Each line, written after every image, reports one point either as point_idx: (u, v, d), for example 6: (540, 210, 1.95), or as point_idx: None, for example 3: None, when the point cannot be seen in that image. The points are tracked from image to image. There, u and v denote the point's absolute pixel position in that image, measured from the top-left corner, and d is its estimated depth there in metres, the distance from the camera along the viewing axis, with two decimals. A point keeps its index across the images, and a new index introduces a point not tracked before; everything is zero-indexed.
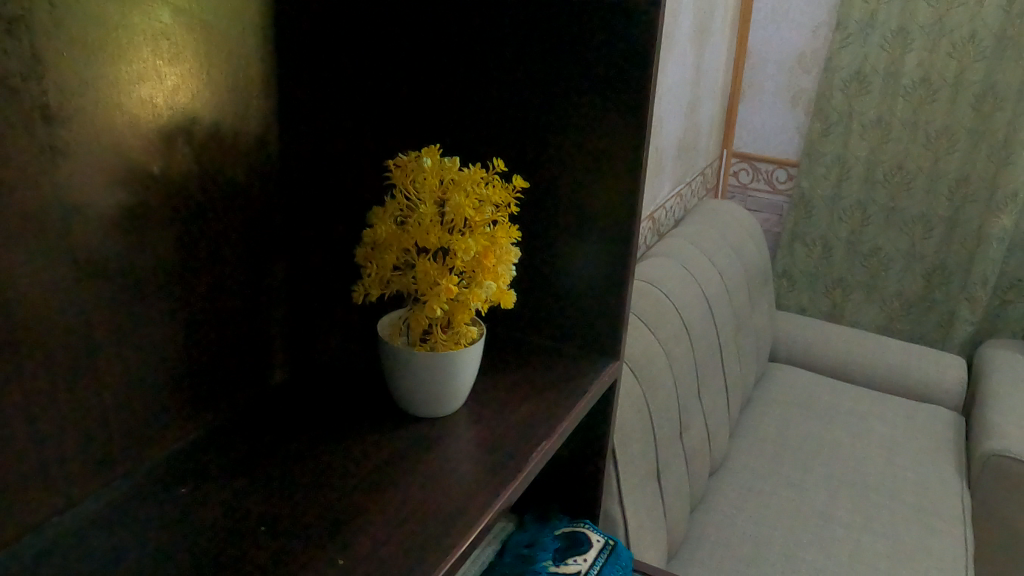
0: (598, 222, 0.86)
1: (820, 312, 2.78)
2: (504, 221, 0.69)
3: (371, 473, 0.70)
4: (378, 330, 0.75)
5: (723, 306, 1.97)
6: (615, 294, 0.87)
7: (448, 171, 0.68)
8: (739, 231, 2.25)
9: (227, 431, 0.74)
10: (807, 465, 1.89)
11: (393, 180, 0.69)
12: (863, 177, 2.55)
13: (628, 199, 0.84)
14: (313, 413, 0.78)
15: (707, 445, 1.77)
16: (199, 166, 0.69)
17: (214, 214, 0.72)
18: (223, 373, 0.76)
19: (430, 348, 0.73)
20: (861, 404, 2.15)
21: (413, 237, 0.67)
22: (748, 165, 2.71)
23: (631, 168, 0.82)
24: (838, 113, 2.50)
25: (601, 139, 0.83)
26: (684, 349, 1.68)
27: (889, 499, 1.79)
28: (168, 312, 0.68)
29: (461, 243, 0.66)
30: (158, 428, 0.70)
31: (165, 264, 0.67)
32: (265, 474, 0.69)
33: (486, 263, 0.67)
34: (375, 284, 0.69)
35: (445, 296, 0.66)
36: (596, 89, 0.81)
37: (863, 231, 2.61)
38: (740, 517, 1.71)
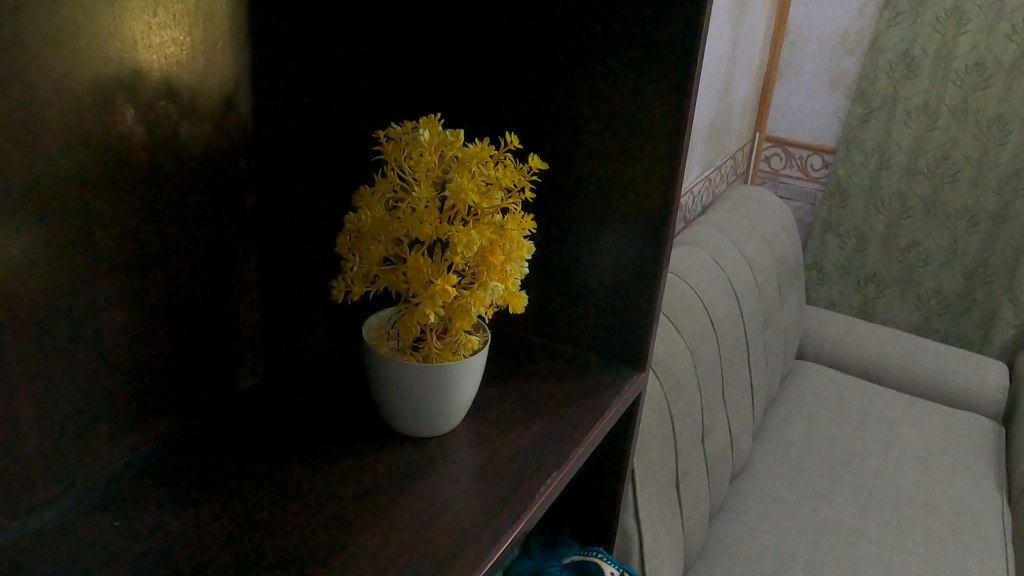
0: (626, 212, 0.74)
1: (851, 308, 2.64)
2: (516, 209, 0.58)
3: (346, 500, 0.59)
4: (362, 333, 0.64)
5: (753, 300, 1.85)
6: (643, 298, 0.75)
7: (451, 147, 0.56)
8: (771, 220, 2.12)
9: (186, 444, 0.64)
10: (835, 473, 1.77)
11: (384, 155, 0.57)
12: (905, 167, 2.41)
13: (663, 188, 0.72)
14: (286, 423, 0.67)
15: (729, 448, 1.65)
16: (147, 131, 0.58)
17: (168, 185, 0.61)
18: (181, 374, 0.66)
19: (424, 358, 0.61)
20: (894, 409, 2.02)
21: (405, 225, 0.55)
22: (781, 150, 2.56)
23: (668, 151, 0.71)
24: (882, 97, 2.35)
25: (634, 117, 0.71)
26: (710, 346, 1.57)
27: (923, 515, 1.68)
28: (110, 303, 0.58)
29: (462, 235, 0.54)
30: (97, 442, 0.59)
31: (103, 245, 0.56)
32: (221, 496, 0.58)
33: (492, 260, 0.55)
34: (358, 282, 0.57)
35: (441, 299, 0.55)
36: (632, 58, 0.69)
37: (902, 224, 2.47)
38: (763, 528, 1.60)
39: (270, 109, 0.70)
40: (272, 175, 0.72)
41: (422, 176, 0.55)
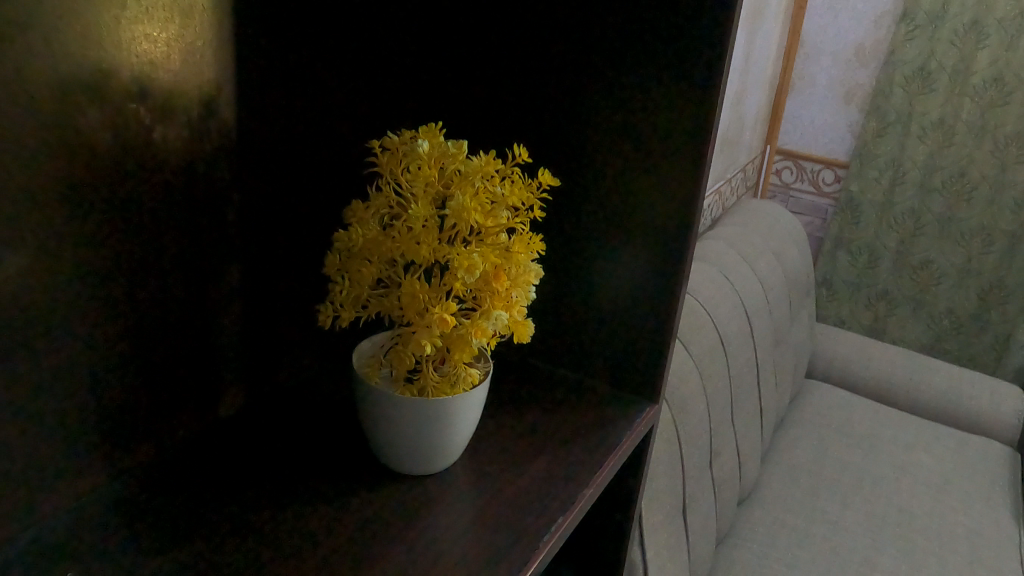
0: (640, 232, 0.70)
1: (861, 326, 2.58)
2: (524, 229, 0.52)
3: (328, 542, 0.54)
4: (353, 361, 0.59)
5: (763, 318, 1.79)
6: (658, 323, 0.70)
7: (453, 160, 0.51)
8: (782, 236, 2.06)
9: (156, 479, 0.59)
10: (847, 499, 1.71)
11: (379, 167, 0.52)
12: (919, 183, 2.35)
13: (682, 207, 0.67)
14: (267, 457, 0.63)
15: (737, 472, 1.59)
16: (116, 135, 0.53)
17: (140, 196, 0.56)
18: (154, 401, 0.61)
19: (419, 390, 0.56)
20: (906, 432, 1.96)
21: (400, 246, 0.50)
22: (792, 164, 2.51)
23: (688, 168, 0.66)
24: (897, 111, 2.30)
25: (652, 131, 0.67)
26: (719, 366, 1.51)
27: (938, 545, 1.62)
28: (70, 321, 0.53)
29: (463, 259, 0.49)
30: (59, 476, 0.55)
31: (61, 258, 0.51)
32: (191, 535, 0.54)
33: (495, 286, 0.50)
34: (348, 307, 0.52)
35: (438, 329, 0.50)
36: (651, 70, 0.65)
37: (915, 241, 2.41)
38: (772, 556, 1.54)
39: (261, 118, 0.65)
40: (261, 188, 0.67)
41: (421, 192, 0.50)
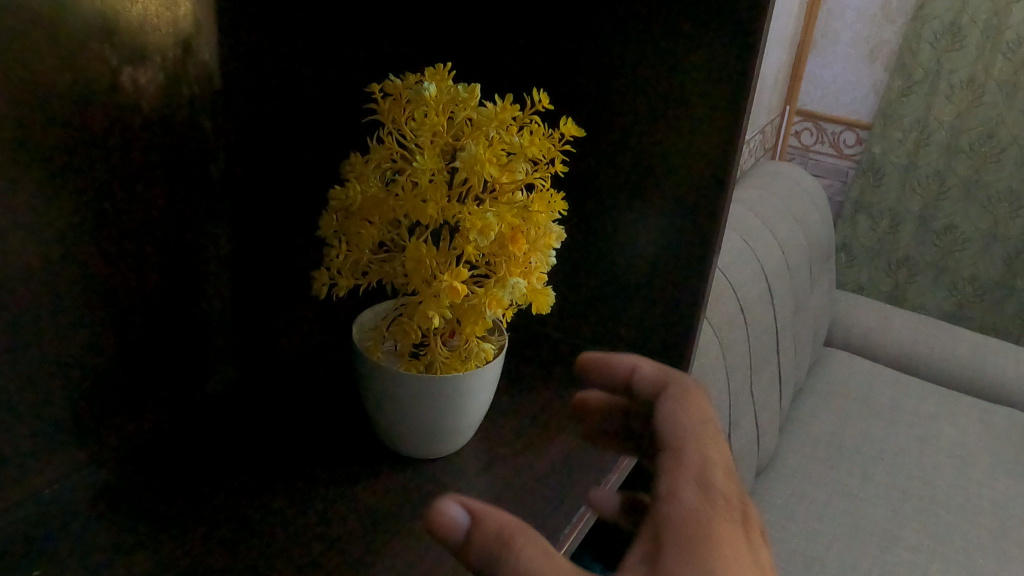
0: (666, 196, 0.65)
1: (881, 293, 2.52)
2: (544, 186, 0.46)
3: (321, 528, 0.52)
4: (354, 334, 0.55)
5: (784, 284, 1.73)
6: (686, 296, 0.66)
7: (463, 106, 0.45)
8: (803, 200, 1.99)
9: (138, 472, 0.56)
10: (867, 470, 1.67)
11: (379, 115, 0.46)
12: (944, 145, 2.27)
13: (713, 170, 0.62)
14: (259, 441, 0.60)
15: (755, 445, 1.55)
16: (75, 86, 0.48)
17: (111, 164, 0.52)
18: (135, 381, 0.58)
19: (426, 365, 0.51)
20: (927, 403, 1.91)
21: (404, 205, 0.45)
22: (812, 126, 2.42)
23: (721, 127, 0.61)
24: (924, 70, 2.20)
25: (683, 88, 0.62)
26: (738, 336, 1.46)
27: (959, 518, 1.57)
28: (31, 280, 0.49)
29: (476, 219, 0.43)
30: (27, 454, 0.52)
31: (21, 207, 0.47)
32: (176, 525, 0.52)
33: (512, 251, 0.45)
34: (345, 274, 0.47)
35: (447, 299, 0.44)
36: (683, 21, 0.60)
37: (938, 205, 2.33)
38: (790, 530, 1.50)
39: (261, 76, 0.61)
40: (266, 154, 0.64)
41: (427, 142, 0.44)
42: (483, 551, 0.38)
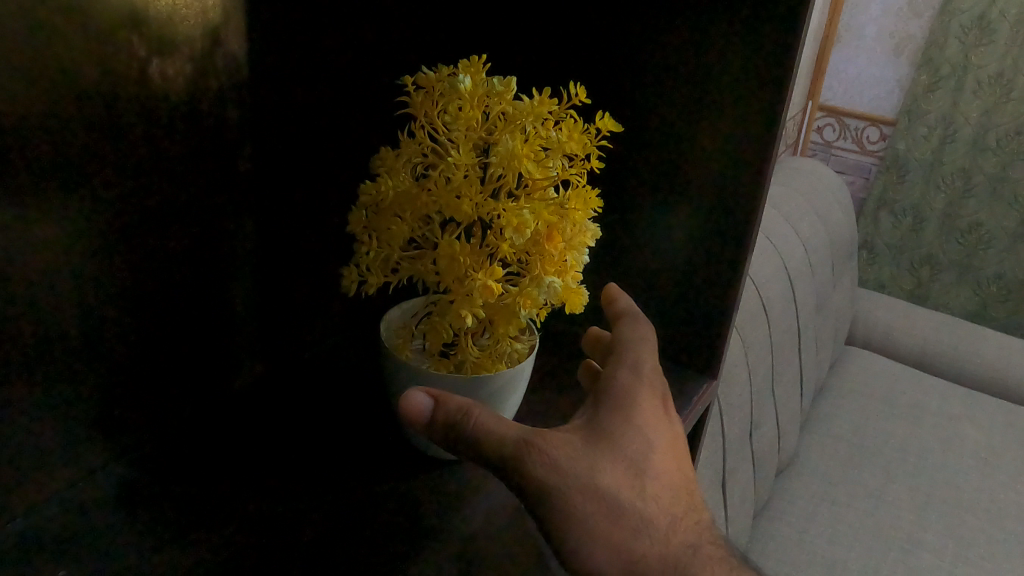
0: (699, 194, 0.65)
1: (903, 291, 2.49)
2: (580, 181, 0.46)
3: (349, 532, 0.52)
4: (382, 333, 0.55)
5: (807, 281, 1.71)
6: (716, 298, 0.66)
7: (499, 99, 0.44)
8: (826, 196, 1.96)
9: (158, 468, 0.57)
10: (889, 471, 1.64)
11: (411, 108, 0.46)
12: (971, 142, 2.23)
13: (746, 169, 0.61)
14: (287, 438, 0.61)
15: (776, 445, 1.53)
16: (104, 85, 0.48)
17: (138, 164, 0.52)
18: (159, 377, 0.58)
19: (456, 365, 0.52)
20: (951, 403, 1.89)
21: (438, 203, 0.45)
22: (835, 121, 2.39)
23: (757, 126, 0.60)
24: (951, 64, 2.16)
25: (717, 83, 0.61)
26: (761, 333, 1.44)
27: (984, 521, 1.55)
28: (56, 271, 0.49)
29: (512, 218, 0.43)
30: (50, 446, 0.52)
31: (49, 199, 0.47)
32: (201, 521, 0.52)
33: (548, 249, 0.45)
34: (376, 271, 0.48)
35: (482, 297, 0.44)
36: (719, 15, 0.59)
37: (963, 203, 2.29)
38: (811, 531, 1.48)
39: (289, 69, 0.61)
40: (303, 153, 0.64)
41: (461, 137, 0.44)
42: (447, 410, 0.48)
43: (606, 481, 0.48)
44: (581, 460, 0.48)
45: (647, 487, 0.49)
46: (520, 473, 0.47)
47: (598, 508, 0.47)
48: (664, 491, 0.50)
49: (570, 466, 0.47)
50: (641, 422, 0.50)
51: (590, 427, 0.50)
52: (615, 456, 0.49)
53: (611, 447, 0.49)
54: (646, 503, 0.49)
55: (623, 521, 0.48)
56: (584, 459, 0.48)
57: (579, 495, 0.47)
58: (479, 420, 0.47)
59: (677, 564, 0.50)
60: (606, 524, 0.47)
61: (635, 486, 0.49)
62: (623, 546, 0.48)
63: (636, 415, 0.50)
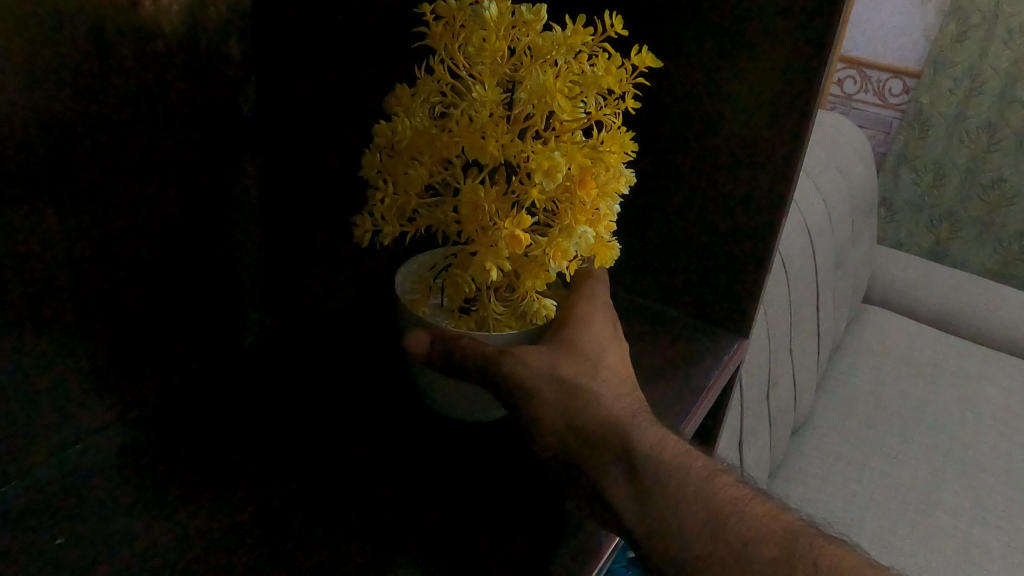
0: (738, 145, 0.64)
1: (921, 248, 2.45)
2: (612, 124, 0.45)
3: (359, 496, 0.52)
4: (397, 289, 0.57)
5: (827, 237, 1.68)
6: (752, 255, 0.67)
7: (527, 30, 0.43)
8: (847, 149, 1.91)
9: (162, 430, 0.56)
10: (905, 432, 1.62)
11: (431, 40, 0.44)
12: (998, 94, 2.16)
13: (791, 117, 0.61)
14: (297, 401, 0.60)
15: (792, 403, 1.50)
16: (92, 17, 0.45)
17: (135, 109, 0.49)
18: (166, 327, 0.57)
19: (477, 321, 0.55)
20: (969, 362, 1.86)
21: (461, 145, 0.43)
22: (856, 73, 2.37)
23: (803, 75, 0.59)
24: (981, 14, 2.09)
25: (760, 31, 0.60)
26: (779, 291, 1.41)
27: (1002, 482, 1.53)
28: (42, 219, 0.46)
29: (544, 159, 0.42)
30: (45, 405, 0.50)
31: (26, 139, 0.44)
32: (208, 486, 0.52)
33: (580, 196, 0.44)
34: (390, 220, 0.46)
35: (508, 248, 0.43)
36: None
37: (987, 158, 2.23)
38: (825, 490, 1.46)
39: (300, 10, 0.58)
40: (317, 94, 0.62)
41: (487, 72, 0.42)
42: (441, 340, 0.52)
43: (565, 367, 0.50)
44: (533, 350, 0.51)
45: (600, 371, 0.51)
46: (495, 369, 0.51)
47: (549, 382, 0.50)
48: (621, 383, 0.52)
49: (531, 358, 0.50)
50: (598, 330, 0.54)
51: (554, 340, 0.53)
52: (575, 352, 0.52)
53: (570, 350, 0.52)
54: (605, 389, 0.50)
55: (574, 392, 0.49)
56: (544, 356, 0.51)
57: (529, 370, 0.50)
58: (461, 339, 0.52)
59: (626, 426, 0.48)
60: (559, 399, 0.49)
61: (591, 371, 0.51)
62: (572, 410, 0.49)
63: (594, 324, 0.54)
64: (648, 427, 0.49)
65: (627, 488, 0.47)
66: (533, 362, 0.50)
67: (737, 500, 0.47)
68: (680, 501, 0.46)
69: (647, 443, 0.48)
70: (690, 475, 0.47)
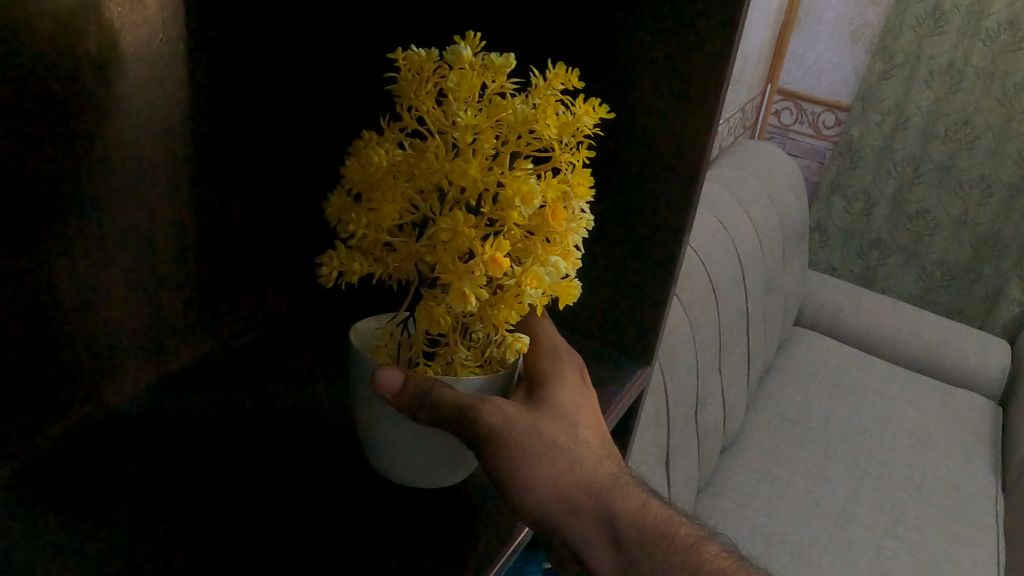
0: (624, 209, 0.71)
1: (852, 273, 2.56)
2: (576, 164, 0.52)
3: (258, 498, 0.58)
4: (353, 343, 0.59)
5: (757, 263, 1.75)
6: (636, 302, 0.73)
7: (497, 76, 0.50)
8: (778, 179, 2.00)
9: (71, 450, 0.61)
10: (828, 450, 1.70)
11: (401, 92, 0.51)
12: (922, 129, 2.29)
13: (669, 184, 0.68)
14: (207, 419, 0.66)
15: (721, 422, 1.57)
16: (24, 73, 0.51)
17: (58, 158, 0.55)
18: (80, 354, 0.62)
19: (443, 367, 0.56)
20: (890, 383, 1.96)
21: (436, 179, 0.49)
22: (792, 105, 2.45)
23: (675, 148, 0.67)
24: (905, 53, 2.21)
25: (636, 106, 0.67)
26: (708, 314, 1.47)
27: (915, 496, 1.62)
28: None
29: (517, 187, 0.47)
30: None
31: None
32: (111, 491, 0.57)
33: (553, 225, 0.49)
34: (358, 260, 0.52)
35: (486, 272, 0.48)
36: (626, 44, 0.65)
37: (911, 190, 2.36)
38: (750, 506, 1.53)
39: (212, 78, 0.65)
40: (220, 142, 0.68)
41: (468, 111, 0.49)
42: (417, 382, 0.54)
43: (546, 427, 0.54)
44: (520, 410, 0.53)
45: (578, 433, 0.55)
46: (474, 421, 0.52)
47: (539, 447, 0.53)
48: (596, 442, 0.56)
49: (515, 416, 0.53)
50: (568, 384, 0.57)
51: (527, 396, 0.56)
52: (552, 410, 0.55)
53: (546, 408, 0.55)
54: (583, 450, 0.54)
55: (561, 459, 0.53)
56: (525, 414, 0.54)
57: (520, 435, 0.52)
58: (440, 384, 0.53)
59: (607, 494, 0.54)
60: (549, 468, 0.53)
61: (570, 435, 0.54)
62: (561, 477, 0.53)
63: (562, 377, 0.57)
64: (627, 492, 0.54)
65: (610, 552, 0.54)
66: (514, 418, 0.52)
67: (721, 567, 0.56)
68: (660, 570, 0.54)
69: (629, 514, 0.54)
70: (671, 540, 0.55)
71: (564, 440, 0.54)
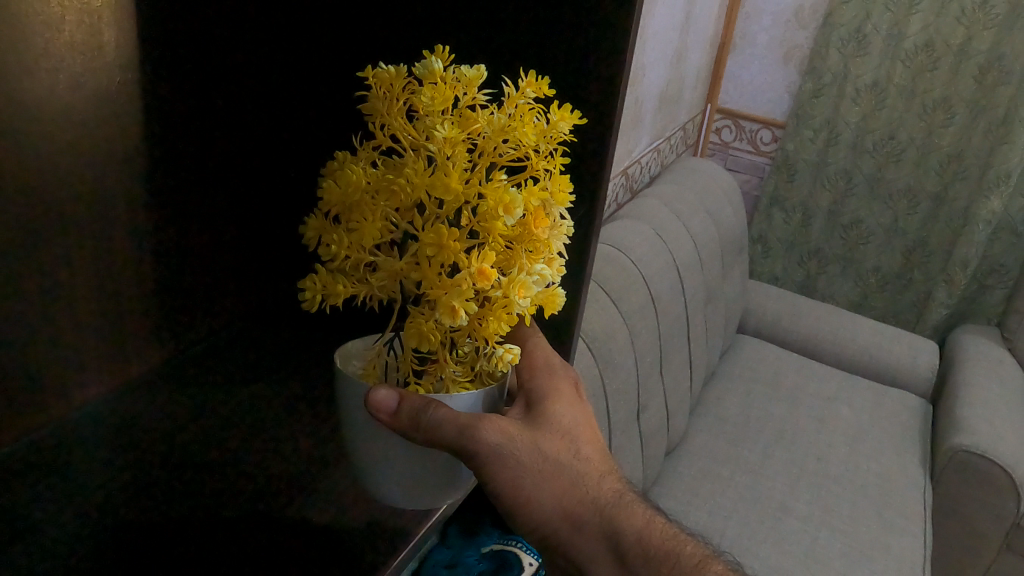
0: None
1: (794, 282, 2.68)
2: (552, 170, 0.56)
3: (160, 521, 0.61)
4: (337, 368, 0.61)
5: (696, 275, 1.85)
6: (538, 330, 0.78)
7: (467, 87, 0.55)
8: (716, 194, 2.11)
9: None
10: (767, 449, 1.79)
11: (374, 111, 0.55)
12: (853, 144, 2.42)
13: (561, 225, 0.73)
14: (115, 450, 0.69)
15: (665, 424, 1.66)
16: None
17: None
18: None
19: (434, 386, 0.58)
20: (825, 386, 2.06)
21: (417, 192, 0.52)
22: (732, 123, 2.58)
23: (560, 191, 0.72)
24: (833, 73, 2.35)
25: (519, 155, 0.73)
26: (648, 320, 1.55)
27: (848, 490, 1.72)
28: None
29: (500, 198, 0.52)
30: None
31: None
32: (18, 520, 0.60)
33: (535, 231, 0.54)
34: (341, 281, 0.54)
35: (475, 281, 0.51)
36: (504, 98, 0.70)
37: (845, 201, 2.49)
38: (693, 504, 1.61)
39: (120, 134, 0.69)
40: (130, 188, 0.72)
41: (444, 124, 0.53)
42: (412, 402, 0.55)
43: (546, 445, 0.62)
44: (528, 436, 0.61)
45: (578, 449, 0.64)
46: (479, 444, 0.57)
47: (544, 465, 0.62)
48: (593, 455, 0.65)
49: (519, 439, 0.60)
50: (565, 400, 0.64)
51: (524, 413, 0.63)
52: (554, 429, 0.63)
53: (546, 426, 0.62)
54: (580, 464, 0.64)
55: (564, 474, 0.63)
56: (529, 437, 0.61)
57: (526, 458, 0.60)
58: (436, 405, 0.55)
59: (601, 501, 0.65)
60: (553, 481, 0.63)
61: (570, 452, 0.63)
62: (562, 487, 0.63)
63: (556, 394, 0.64)
64: (619, 499, 0.65)
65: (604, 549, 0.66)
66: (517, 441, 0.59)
67: (696, 556, 0.68)
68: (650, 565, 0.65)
69: (625, 518, 0.65)
70: (658, 537, 0.67)
71: (566, 456, 0.63)
